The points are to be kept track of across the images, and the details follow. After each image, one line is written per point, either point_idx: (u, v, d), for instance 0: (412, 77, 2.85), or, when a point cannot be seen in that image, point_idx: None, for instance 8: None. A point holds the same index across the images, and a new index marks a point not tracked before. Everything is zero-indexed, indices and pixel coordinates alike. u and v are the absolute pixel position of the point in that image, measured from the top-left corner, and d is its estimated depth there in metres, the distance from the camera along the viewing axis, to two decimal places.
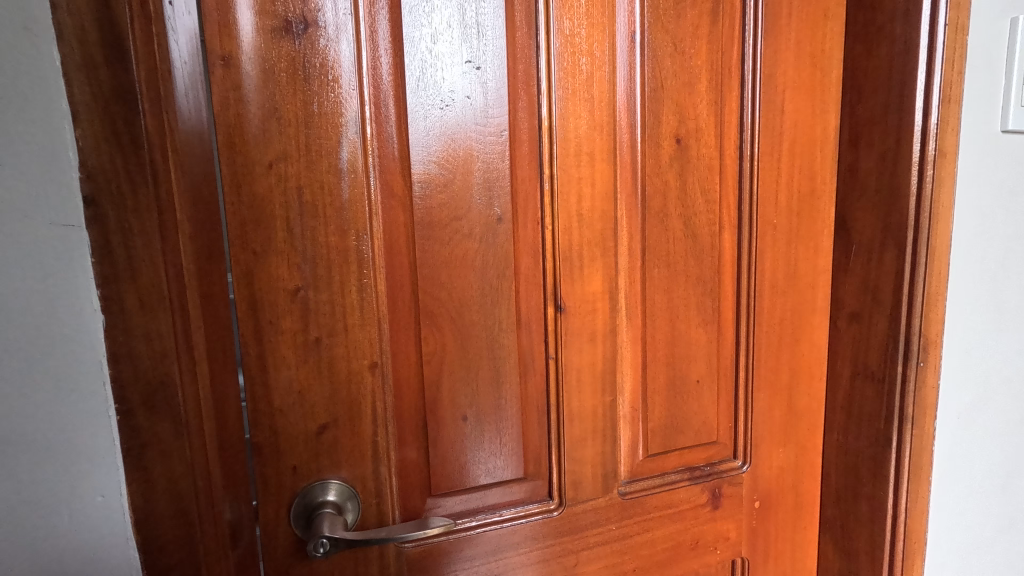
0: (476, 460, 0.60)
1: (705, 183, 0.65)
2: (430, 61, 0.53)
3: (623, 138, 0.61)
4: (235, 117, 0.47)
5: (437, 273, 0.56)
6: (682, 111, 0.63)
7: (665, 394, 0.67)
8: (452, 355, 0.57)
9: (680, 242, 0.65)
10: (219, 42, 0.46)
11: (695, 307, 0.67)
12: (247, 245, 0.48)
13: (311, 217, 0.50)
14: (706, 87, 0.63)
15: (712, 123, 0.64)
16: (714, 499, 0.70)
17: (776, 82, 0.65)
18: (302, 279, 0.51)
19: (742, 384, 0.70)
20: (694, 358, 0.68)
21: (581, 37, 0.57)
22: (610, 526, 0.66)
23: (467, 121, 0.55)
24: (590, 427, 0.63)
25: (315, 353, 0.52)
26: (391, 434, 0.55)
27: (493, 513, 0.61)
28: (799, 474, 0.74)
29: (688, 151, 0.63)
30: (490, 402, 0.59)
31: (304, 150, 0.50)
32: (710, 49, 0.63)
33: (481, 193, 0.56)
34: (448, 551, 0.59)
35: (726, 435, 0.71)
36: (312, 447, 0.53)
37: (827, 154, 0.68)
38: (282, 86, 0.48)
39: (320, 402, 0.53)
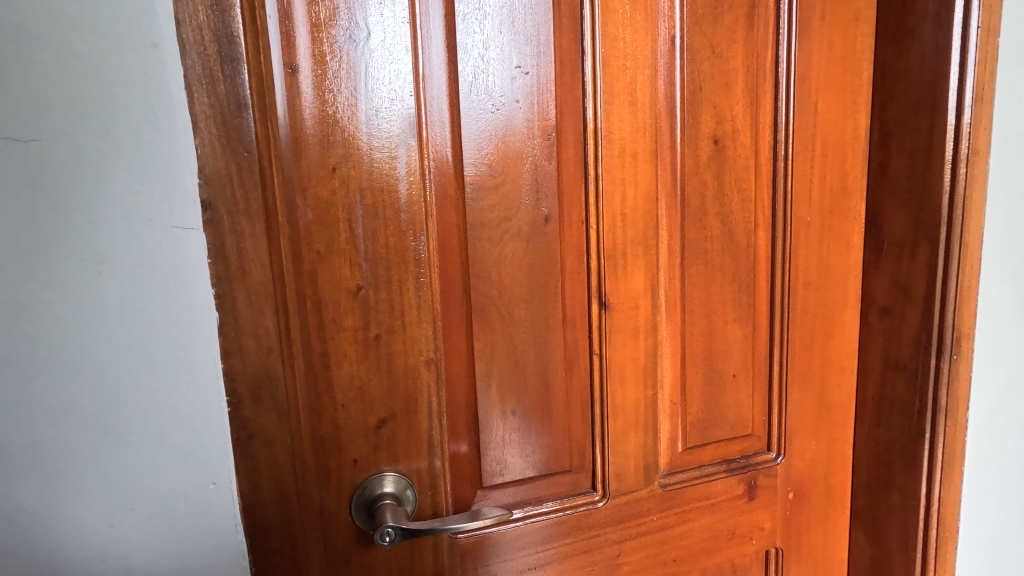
0: (523, 453, 0.62)
1: (742, 183, 0.67)
2: (481, 66, 0.55)
3: (664, 139, 0.62)
4: (302, 123, 0.49)
5: (488, 272, 0.58)
6: (719, 112, 0.65)
7: (703, 387, 0.69)
8: (501, 351, 0.59)
9: (717, 240, 0.67)
10: (287, 52, 0.48)
11: (731, 303, 0.69)
12: (312, 246, 0.50)
13: (371, 218, 0.52)
14: (742, 89, 0.65)
15: (748, 124, 0.66)
16: (750, 490, 0.72)
17: (809, 83, 0.67)
18: (362, 278, 0.52)
19: (777, 377, 0.72)
20: (730, 353, 0.69)
21: (624, 41, 0.59)
22: (650, 517, 0.67)
23: (515, 124, 0.57)
24: (633, 421, 0.65)
25: (375, 350, 0.54)
26: (445, 428, 0.57)
27: (539, 505, 0.63)
28: (830, 466, 0.76)
29: (724, 151, 0.65)
30: (538, 396, 0.61)
31: (365, 154, 0.51)
32: (746, 52, 0.65)
33: (531, 193, 0.58)
34: (497, 541, 0.61)
35: (760, 427, 0.72)
36: (371, 441, 0.55)
37: (857, 153, 0.70)
38: (345, 92, 0.50)
39: (379, 397, 0.54)
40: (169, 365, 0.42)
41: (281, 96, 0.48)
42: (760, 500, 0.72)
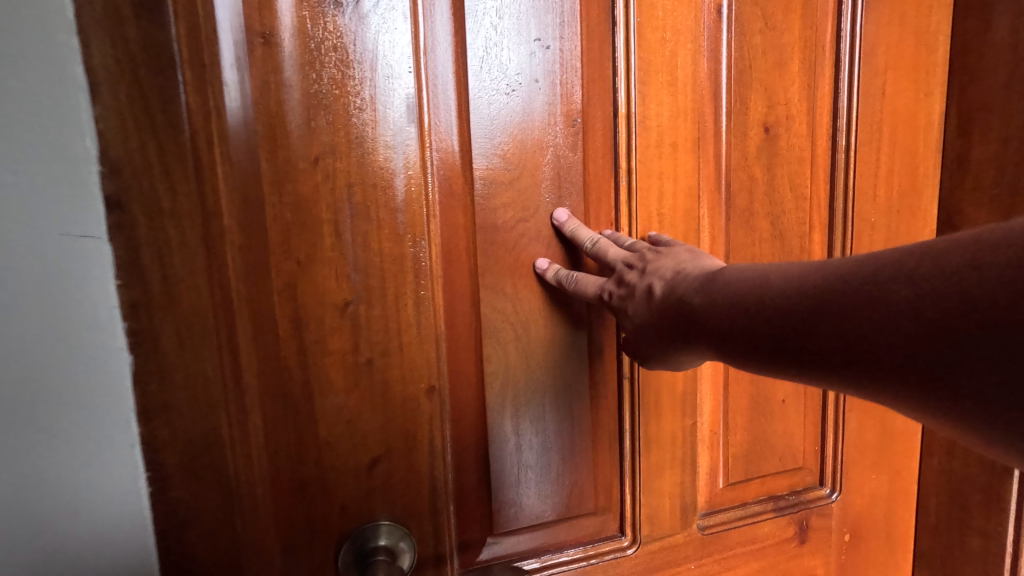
0: (541, 494, 0.53)
1: (796, 178, 0.57)
2: (495, 39, 0.46)
3: (708, 127, 0.53)
4: (279, 105, 0.40)
5: (501, 283, 0.49)
6: (772, 95, 0.55)
7: (748, 415, 0.59)
8: (516, 376, 0.51)
9: (767, 245, 0.57)
10: (260, 17, 0.39)
11: None
12: (291, 254, 0.42)
13: (362, 220, 0.43)
14: (799, 68, 0.55)
15: (804, 109, 0.56)
16: (800, 533, 0.63)
17: (876, 61, 0.57)
18: (353, 293, 0.44)
19: (832, 404, 0.63)
20: (780, 374, 0.60)
21: (663, 10, 0.50)
22: (688, 563, 0.59)
23: (534, 108, 0.48)
24: (669, 455, 0.55)
25: (368, 377, 0.45)
26: (450, 467, 0.48)
27: (559, 552, 0.54)
28: (891, 502, 0.67)
29: (777, 142, 0.56)
30: (559, 428, 0.53)
31: (354, 143, 0.43)
32: (804, 24, 0.55)
33: (551, 190, 0.49)
34: None
35: (812, 459, 0.63)
36: (364, 484, 0.46)
37: (930, 144, 0.61)
38: (329, 67, 0.41)
39: (372, 432, 0.46)
40: (75, 432, 0.37)
41: (229, 58, 0.39)
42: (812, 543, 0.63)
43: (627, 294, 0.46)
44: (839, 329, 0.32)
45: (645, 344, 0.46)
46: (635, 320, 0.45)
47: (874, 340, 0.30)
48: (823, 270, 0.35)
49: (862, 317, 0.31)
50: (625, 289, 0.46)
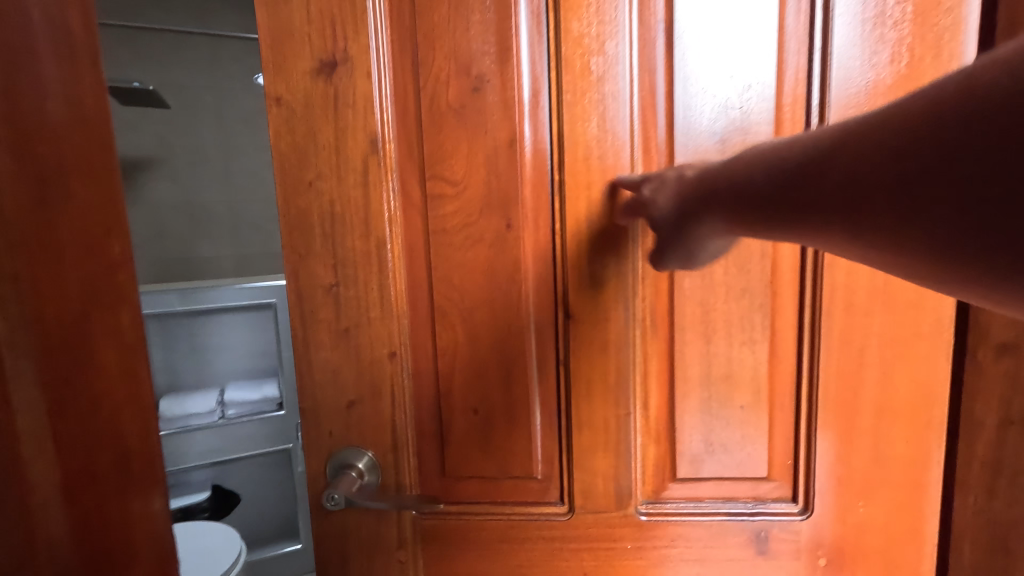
0: (486, 453, 0.64)
1: None
2: (439, 81, 0.57)
3: (636, 139, 0.57)
4: (286, 146, 0.58)
5: (450, 275, 0.61)
6: (721, 103, 0.56)
7: (698, 416, 0.61)
8: (463, 352, 0.62)
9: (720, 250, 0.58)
10: (275, 87, 0.57)
11: (739, 323, 0.59)
12: (295, 248, 0.60)
13: (341, 225, 0.59)
14: (751, 72, 0.55)
15: (762, 112, 0.56)
16: (760, 544, 0.62)
17: (855, 56, 0.54)
18: (335, 277, 0.60)
19: (805, 417, 0.60)
20: (737, 382, 0.60)
21: (590, 37, 0.56)
22: (625, 543, 0.63)
23: (475, 133, 0.58)
24: (601, 439, 0.61)
25: (346, 339, 0.61)
26: (409, 415, 0.63)
27: (501, 505, 0.64)
28: (888, 535, 0.61)
29: (728, 146, 0.56)
30: (501, 399, 0.62)
31: (335, 169, 0.58)
32: (758, 28, 0.55)
33: (490, 201, 0.59)
34: (456, 529, 0.65)
35: (780, 472, 0.61)
36: (345, 417, 0.63)
37: None
38: (318, 116, 0.58)
39: (350, 381, 0.62)
40: None
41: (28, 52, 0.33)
42: (774, 557, 0.62)
43: (659, 186, 0.51)
44: (817, 178, 0.35)
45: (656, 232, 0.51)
46: (659, 208, 0.50)
47: (857, 176, 0.32)
48: (785, 142, 0.39)
49: (834, 162, 0.34)
50: (658, 183, 0.52)
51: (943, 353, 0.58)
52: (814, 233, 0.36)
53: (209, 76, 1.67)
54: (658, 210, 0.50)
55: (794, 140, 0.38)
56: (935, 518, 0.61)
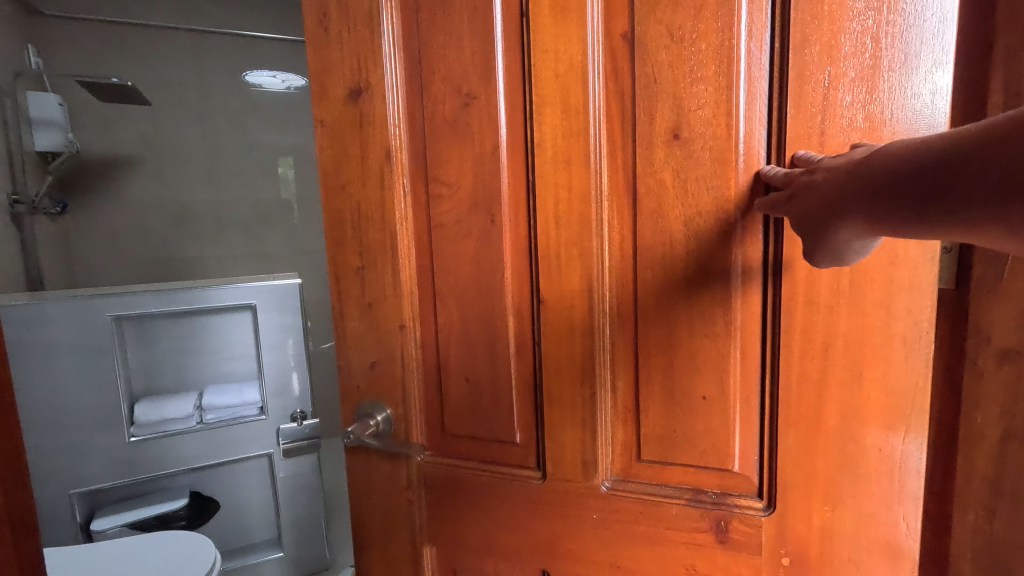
0: (475, 418, 0.73)
1: (715, 180, 0.58)
2: (434, 98, 0.68)
3: (603, 141, 0.62)
4: (329, 157, 0.73)
5: (444, 263, 0.71)
6: (680, 103, 0.58)
7: (662, 403, 0.64)
8: (455, 329, 0.71)
9: (682, 246, 0.61)
10: (321, 113, 0.73)
11: (701, 315, 0.61)
12: (336, 237, 0.75)
13: (365, 219, 0.73)
14: (714, 71, 0.57)
15: (723, 110, 0.57)
16: (719, 534, 0.64)
17: (815, 48, 0.54)
18: (360, 261, 0.74)
19: (768, 410, 0.61)
20: (698, 373, 0.62)
21: (557, 53, 0.62)
22: (592, 515, 0.69)
23: (463, 141, 0.67)
24: (569, 414, 0.68)
25: (369, 313, 0.75)
26: (417, 379, 0.75)
27: (486, 465, 0.74)
28: (857, 543, 0.60)
29: (689, 145, 0.59)
30: (485, 373, 0.71)
31: (360, 174, 0.72)
32: (718, 28, 0.56)
33: (474, 199, 0.68)
34: (449, 482, 0.75)
35: (744, 466, 0.63)
36: (368, 375, 0.76)
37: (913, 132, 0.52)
38: (349, 132, 0.72)
39: (372, 347, 0.76)
40: None
41: None
42: (733, 547, 0.64)
43: (807, 188, 0.51)
44: (960, 170, 0.38)
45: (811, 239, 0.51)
46: (812, 214, 0.50)
47: (987, 169, 0.37)
48: (922, 140, 0.42)
49: (976, 159, 0.37)
50: (800, 186, 0.52)
51: (923, 360, 0.55)
52: (939, 226, 0.41)
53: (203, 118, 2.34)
54: (817, 216, 0.50)
55: (927, 138, 0.42)
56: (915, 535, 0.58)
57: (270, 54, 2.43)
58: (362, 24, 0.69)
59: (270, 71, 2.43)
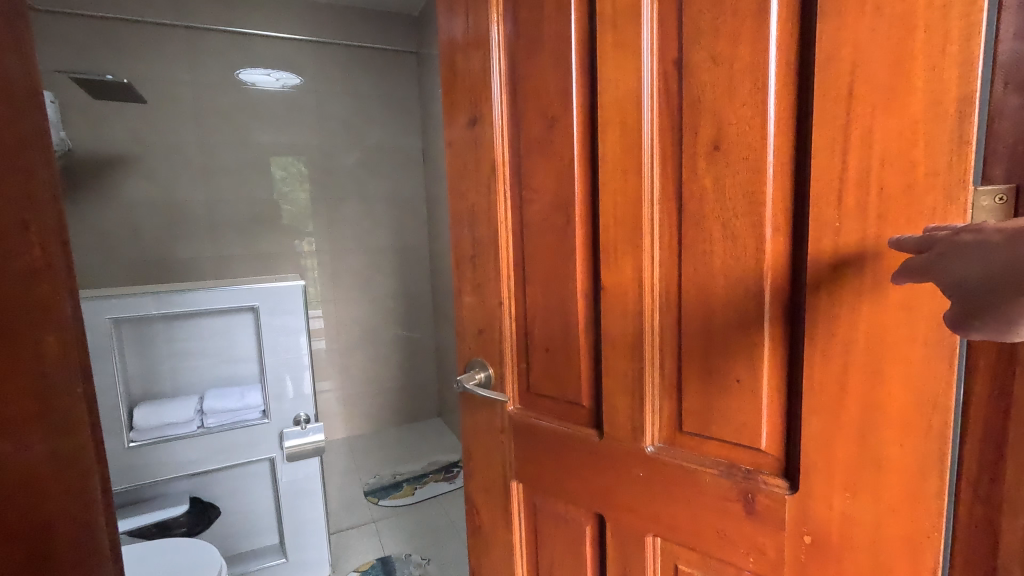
0: (552, 380, 0.87)
1: (748, 184, 0.63)
2: (526, 122, 0.84)
3: (655, 153, 0.70)
4: (455, 169, 0.95)
5: (533, 251, 0.86)
6: (720, 117, 0.63)
7: (699, 385, 0.70)
8: (539, 306, 0.86)
9: (719, 243, 0.65)
10: (451, 135, 0.95)
11: (733, 307, 0.65)
12: (457, 230, 0.96)
13: (475, 216, 0.92)
14: (749, 89, 0.61)
15: (758, 125, 0.61)
16: (747, 505, 0.67)
17: (837, 65, 0.55)
18: (474, 251, 0.94)
19: (792, 397, 0.63)
20: (732, 357, 0.66)
21: (617, 80, 0.72)
22: (637, 471, 0.78)
23: (546, 155, 0.82)
24: (622, 383, 0.77)
25: (477, 289, 0.94)
26: (509, 344, 0.92)
27: (560, 420, 0.87)
28: (879, 535, 0.59)
29: (726, 156, 0.64)
30: (562, 344, 0.84)
31: (475, 181, 0.91)
32: (754, 49, 0.60)
33: (554, 203, 0.82)
34: (530, 430, 0.91)
35: (771, 447, 0.66)
36: (477, 338, 0.96)
37: (939, 138, 0.51)
38: (469, 150, 0.92)
39: (479, 315, 0.95)
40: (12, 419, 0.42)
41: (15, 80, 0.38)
42: (759, 518, 0.67)
43: (962, 254, 0.46)
44: None
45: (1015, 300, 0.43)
46: (1017, 262, 0.43)
47: None
48: None
49: None
50: (950, 250, 0.47)
51: (944, 361, 0.53)
52: None
53: (215, 125, 2.52)
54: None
55: None
56: (939, 531, 0.56)
57: (259, 54, 2.57)
58: (479, 65, 0.88)
59: (263, 70, 2.58)
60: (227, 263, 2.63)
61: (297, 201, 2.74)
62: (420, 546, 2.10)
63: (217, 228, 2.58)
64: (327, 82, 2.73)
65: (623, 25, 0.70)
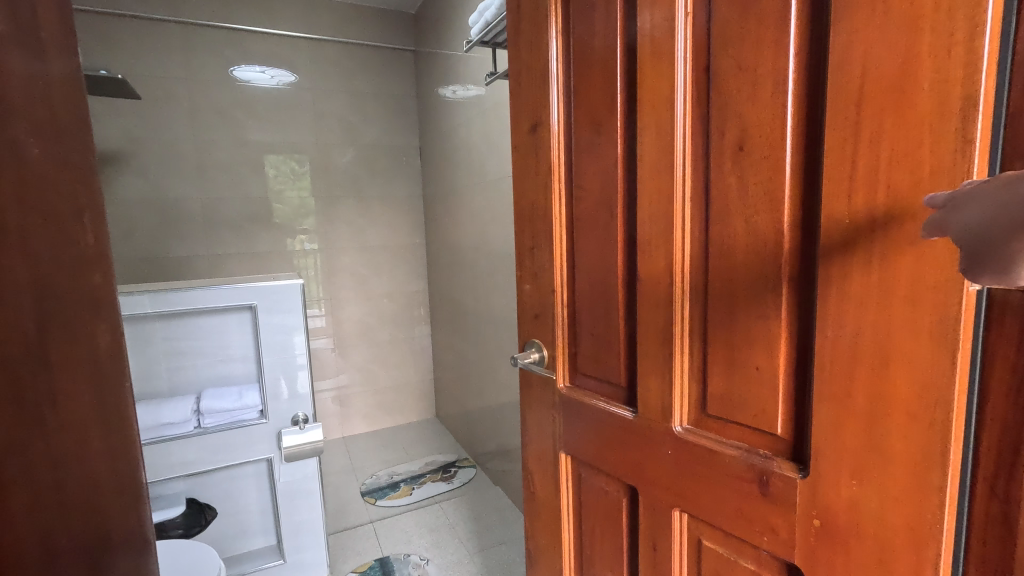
0: (595, 360, 0.95)
1: (770, 181, 0.64)
2: (579, 131, 0.92)
3: (686, 155, 0.73)
4: (521, 173, 1.06)
5: (583, 245, 0.94)
6: (745, 119, 0.65)
7: (723, 371, 0.72)
8: (586, 294, 0.95)
9: (742, 238, 0.67)
10: (520, 142, 1.07)
11: (753, 299, 0.67)
12: (522, 226, 1.08)
13: (537, 214, 1.03)
14: (771, 91, 0.62)
15: (778, 126, 0.62)
16: (762, 486, 0.68)
17: (849, 69, 0.54)
18: (533, 243, 1.05)
19: (805, 383, 0.63)
20: (751, 345, 0.68)
21: (652, 88, 0.77)
22: (666, 448, 0.81)
23: (594, 159, 0.89)
24: (654, 366, 0.82)
25: (536, 278, 1.05)
26: (563, 327, 1.01)
27: (602, 396, 0.95)
28: (883, 529, 0.57)
29: (749, 157, 0.65)
30: (606, 329, 0.92)
31: (538, 182, 1.02)
32: (776, 53, 0.61)
33: (601, 201, 0.89)
34: (576, 406, 0.99)
35: (785, 432, 0.66)
36: (537, 320, 1.07)
37: (945, 134, 0.48)
38: (533, 155, 1.03)
39: (538, 302, 1.06)
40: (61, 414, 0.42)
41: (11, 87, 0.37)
42: (772, 499, 0.67)
43: (969, 202, 0.40)
44: None
45: (1016, 239, 0.36)
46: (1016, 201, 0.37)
47: None
48: None
49: None
50: (960, 202, 0.41)
51: (948, 356, 0.50)
52: None
53: (226, 126, 2.53)
54: None
55: None
56: (941, 525, 0.53)
57: (257, 52, 2.55)
58: (541, 80, 0.98)
59: (259, 67, 2.57)
60: (222, 262, 2.61)
61: (287, 202, 2.71)
62: (419, 546, 2.09)
63: (212, 225, 2.56)
64: (325, 80, 2.72)
65: (660, 38, 0.75)
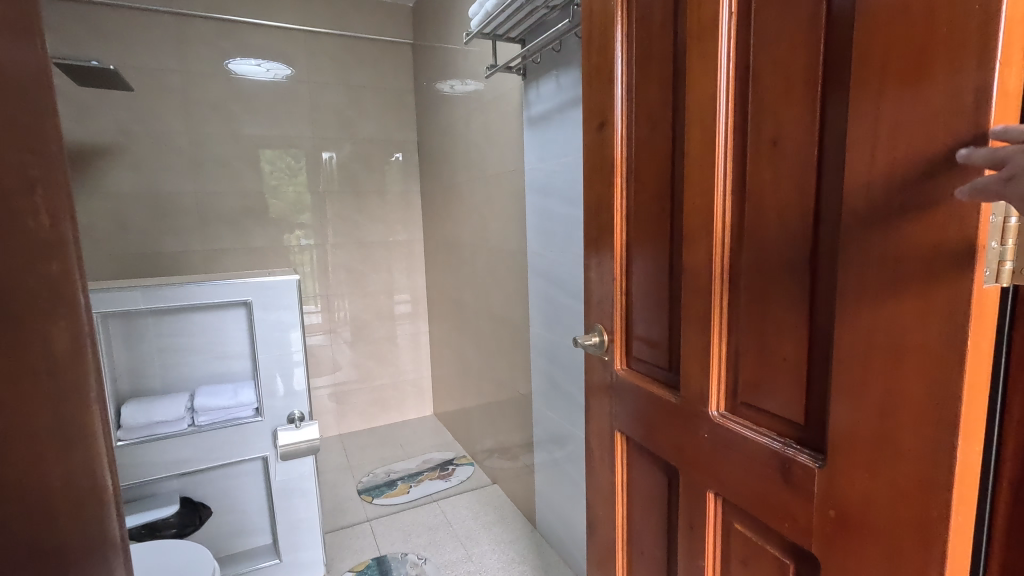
0: (648, 350, 0.94)
1: (801, 171, 0.62)
2: (637, 127, 0.91)
3: (725, 148, 0.72)
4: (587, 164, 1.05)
5: (640, 238, 0.93)
6: (778, 117, 0.63)
7: (756, 361, 0.71)
8: (643, 283, 0.93)
9: (773, 228, 0.65)
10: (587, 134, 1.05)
11: (783, 290, 0.65)
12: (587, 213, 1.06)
13: (598, 207, 1.02)
14: (801, 87, 0.60)
15: (807, 122, 0.60)
16: (784, 473, 0.66)
17: (865, 65, 0.52)
18: (597, 234, 1.03)
19: (823, 377, 0.61)
20: (781, 335, 0.66)
21: (694, 83, 0.75)
22: (703, 431, 0.80)
23: (651, 153, 0.88)
24: (695, 357, 0.80)
25: (596, 267, 1.05)
26: (619, 315, 1.01)
27: (651, 383, 0.94)
28: (892, 524, 0.54)
29: (782, 154, 0.63)
30: (659, 318, 0.90)
31: (599, 173, 1.01)
32: (807, 49, 0.59)
33: (657, 193, 0.88)
34: (628, 393, 0.99)
35: (808, 423, 0.64)
36: (597, 307, 1.06)
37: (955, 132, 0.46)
38: (594, 150, 1.02)
39: (598, 292, 1.05)
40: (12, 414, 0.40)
41: None
42: (793, 486, 0.65)
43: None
44: None
45: None
46: None
47: None
48: None
49: None
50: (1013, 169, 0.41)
51: (956, 355, 0.47)
52: None
53: (229, 120, 2.51)
54: None
55: None
56: (948, 522, 0.50)
57: (255, 45, 2.52)
58: (604, 72, 0.97)
59: (256, 61, 2.53)
60: (217, 257, 2.58)
61: (285, 196, 2.68)
62: (418, 546, 2.05)
63: (205, 221, 2.52)
64: (325, 75, 2.69)
65: (701, 33, 0.73)
